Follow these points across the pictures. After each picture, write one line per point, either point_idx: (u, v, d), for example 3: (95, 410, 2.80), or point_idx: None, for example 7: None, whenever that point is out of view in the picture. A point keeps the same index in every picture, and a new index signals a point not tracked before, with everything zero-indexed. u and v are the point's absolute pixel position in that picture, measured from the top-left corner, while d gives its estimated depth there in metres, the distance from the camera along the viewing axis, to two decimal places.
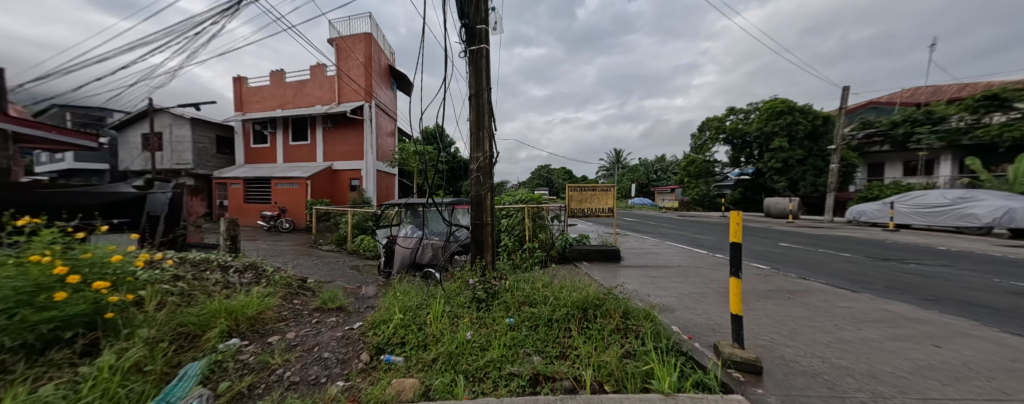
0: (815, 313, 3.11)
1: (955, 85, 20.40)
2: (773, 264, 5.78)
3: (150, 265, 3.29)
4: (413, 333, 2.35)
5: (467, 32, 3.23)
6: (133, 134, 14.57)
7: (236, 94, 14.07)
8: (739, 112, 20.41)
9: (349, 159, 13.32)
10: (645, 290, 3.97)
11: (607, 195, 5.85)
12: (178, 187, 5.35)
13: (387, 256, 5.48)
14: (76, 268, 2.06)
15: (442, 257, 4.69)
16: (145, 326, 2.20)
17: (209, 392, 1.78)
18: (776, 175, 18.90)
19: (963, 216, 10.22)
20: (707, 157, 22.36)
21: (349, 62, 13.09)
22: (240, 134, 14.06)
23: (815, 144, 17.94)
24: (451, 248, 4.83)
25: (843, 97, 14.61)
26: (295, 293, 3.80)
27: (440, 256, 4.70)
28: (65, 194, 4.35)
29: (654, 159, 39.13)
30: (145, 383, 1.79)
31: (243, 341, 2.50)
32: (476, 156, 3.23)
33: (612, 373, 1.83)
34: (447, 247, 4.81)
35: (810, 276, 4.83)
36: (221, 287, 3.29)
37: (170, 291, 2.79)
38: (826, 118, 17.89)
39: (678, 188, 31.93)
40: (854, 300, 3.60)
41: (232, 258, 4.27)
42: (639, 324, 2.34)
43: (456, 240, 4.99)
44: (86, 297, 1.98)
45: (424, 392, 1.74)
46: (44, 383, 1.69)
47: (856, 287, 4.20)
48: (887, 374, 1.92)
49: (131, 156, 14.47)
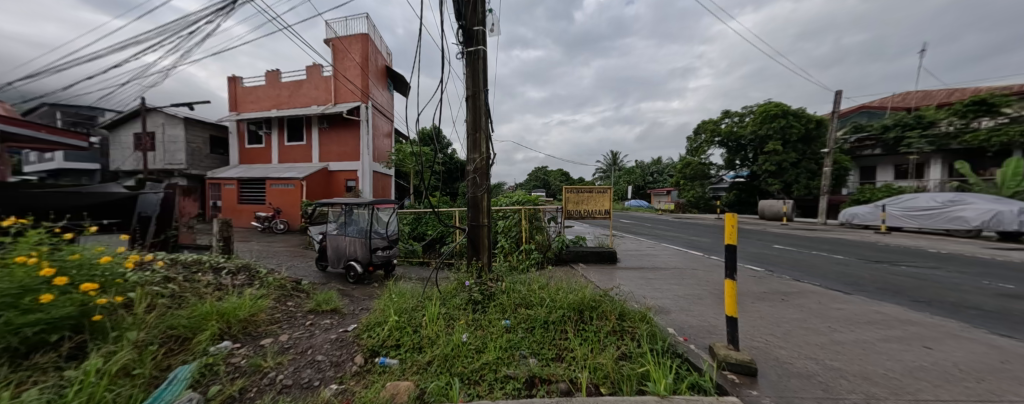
0: (809, 315, 3.14)
1: (944, 90, 20.77)
2: (768, 266, 5.84)
3: (141, 267, 3.26)
4: (408, 335, 2.33)
5: (464, 33, 3.21)
6: (124, 133, 14.36)
7: (232, 94, 13.96)
8: (734, 115, 20.56)
9: (345, 160, 13.23)
10: (641, 291, 3.96)
11: (603, 197, 5.86)
12: (170, 188, 5.36)
13: (321, 251, 5.85)
14: (63, 270, 2.02)
15: (363, 255, 5.17)
16: (134, 329, 2.16)
17: (199, 396, 1.75)
18: (770, 178, 19.04)
19: (951, 219, 10.40)
20: (703, 160, 22.43)
21: (346, 63, 13.04)
22: (234, 134, 13.91)
23: (808, 148, 18.20)
24: (374, 244, 5.24)
25: (836, 101, 14.79)
26: (289, 295, 3.76)
27: (363, 252, 5.17)
28: (54, 195, 4.29)
29: (651, 162, 39.39)
30: (133, 387, 1.75)
31: (234, 344, 2.46)
32: (472, 158, 3.18)
33: (608, 375, 1.83)
34: (369, 243, 5.21)
35: (804, 278, 4.88)
36: (213, 288, 3.24)
37: (160, 293, 2.74)
38: (819, 121, 18.11)
39: (674, 190, 32.11)
40: (846, 301, 3.65)
41: (225, 259, 4.21)
42: (635, 325, 2.34)
43: (379, 235, 5.34)
44: (74, 299, 1.94)
45: (419, 395, 1.73)
46: (27, 387, 1.65)
47: (849, 289, 4.25)
48: (880, 375, 1.93)
49: (122, 156, 14.26)
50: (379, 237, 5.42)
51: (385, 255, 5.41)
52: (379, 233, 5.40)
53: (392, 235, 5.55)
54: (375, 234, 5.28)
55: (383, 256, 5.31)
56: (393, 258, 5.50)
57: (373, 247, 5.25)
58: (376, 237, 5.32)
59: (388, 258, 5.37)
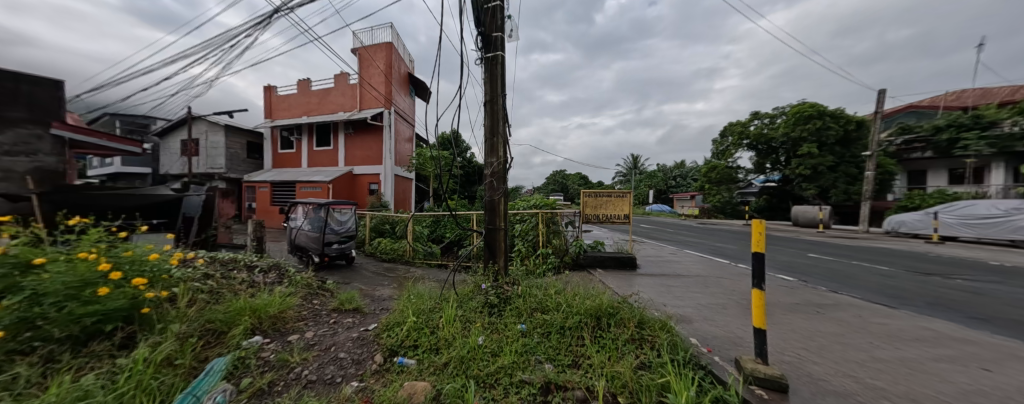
0: (847, 330, 2.92)
1: (1007, 87, 18.88)
2: (800, 275, 5.51)
3: (184, 264, 3.52)
4: (425, 336, 2.37)
5: (483, 39, 3.26)
6: (172, 140, 15.56)
7: (266, 102, 14.83)
8: (763, 117, 19.60)
9: (367, 164, 13.71)
10: (661, 299, 3.83)
11: (622, 202, 5.74)
12: (210, 191, 5.79)
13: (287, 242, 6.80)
14: (118, 265, 2.21)
15: (317, 247, 6.06)
16: (176, 321, 2.32)
17: (232, 388, 1.88)
18: (804, 183, 17.96)
19: (1017, 229, 9.39)
20: (730, 163, 21.52)
21: (370, 71, 13.58)
22: (268, 140, 14.77)
23: (847, 150, 17.10)
24: (328, 239, 6.16)
25: (879, 101, 13.82)
26: (314, 293, 3.92)
27: (318, 244, 6.08)
28: (111, 196, 4.69)
29: (674, 165, 38.40)
30: (175, 376, 1.89)
31: (264, 339, 2.60)
32: (490, 162, 3.20)
33: (626, 385, 1.79)
34: (323, 237, 6.11)
35: (841, 290, 4.56)
36: (247, 286, 3.44)
37: (201, 289, 2.95)
38: (860, 122, 16.98)
39: (698, 195, 30.98)
40: (890, 316, 3.37)
41: (257, 258, 4.47)
42: (655, 334, 2.27)
43: (333, 231, 6.25)
44: (126, 292, 2.12)
45: (435, 396, 1.76)
46: (85, 372, 1.82)
47: (893, 303, 3.92)
48: (929, 398, 1.77)
49: (170, 160, 15.45)
50: (334, 232, 6.34)
51: (339, 248, 6.35)
52: (333, 229, 6.31)
53: (346, 231, 6.46)
54: (329, 230, 6.19)
55: (337, 249, 6.26)
56: (346, 250, 6.48)
57: (328, 241, 6.16)
58: (330, 233, 6.25)
59: (341, 250, 6.31)
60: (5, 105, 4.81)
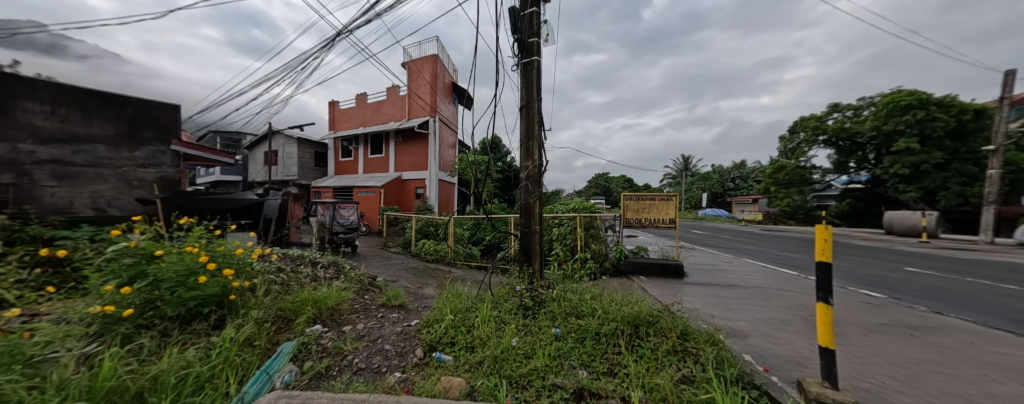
0: (950, 358, 2.43)
1: None
2: (888, 291, 4.71)
3: (263, 259, 4.06)
4: (462, 334, 2.47)
5: (521, 46, 3.33)
6: (257, 151, 18.03)
7: (331, 116, 16.56)
8: (845, 109, 17.16)
9: (415, 170, 14.59)
10: (711, 311, 3.54)
11: (667, 205, 5.44)
12: (284, 194, 6.57)
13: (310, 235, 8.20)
14: (214, 258, 2.64)
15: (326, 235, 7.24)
16: (255, 307, 2.68)
17: (296, 369, 2.13)
18: (901, 184, 15.30)
19: None
20: (801, 162, 19.14)
21: (418, 82, 14.51)
22: (332, 150, 16.44)
23: (962, 145, 14.21)
24: (335, 229, 7.37)
25: (1007, 83, 11.32)
26: (366, 289, 4.26)
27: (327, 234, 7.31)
28: (211, 199, 5.60)
29: (733, 166, 35.18)
30: (254, 355, 2.20)
31: (323, 327, 2.90)
32: (525, 165, 3.24)
33: (665, 398, 1.69)
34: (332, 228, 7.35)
35: (946, 311, 3.80)
36: (310, 279, 3.87)
37: (274, 280, 3.38)
38: (978, 111, 14.11)
39: (761, 199, 27.97)
40: (1016, 346, 2.73)
41: (321, 255, 4.99)
42: (699, 347, 2.11)
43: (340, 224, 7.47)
44: (218, 281, 2.51)
45: (469, 393, 1.82)
46: (188, 346, 2.19)
47: (1022, 330, 3.17)
48: None
49: (255, 169, 17.90)
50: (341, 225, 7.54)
51: (345, 237, 7.48)
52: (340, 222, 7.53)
53: (351, 223, 7.65)
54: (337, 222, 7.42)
55: (343, 236, 7.38)
56: (351, 239, 7.54)
57: (335, 231, 7.34)
58: (337, 225, 7.46)
59: (347, 238, 7.40)
60: (140, 126, 5.65)
